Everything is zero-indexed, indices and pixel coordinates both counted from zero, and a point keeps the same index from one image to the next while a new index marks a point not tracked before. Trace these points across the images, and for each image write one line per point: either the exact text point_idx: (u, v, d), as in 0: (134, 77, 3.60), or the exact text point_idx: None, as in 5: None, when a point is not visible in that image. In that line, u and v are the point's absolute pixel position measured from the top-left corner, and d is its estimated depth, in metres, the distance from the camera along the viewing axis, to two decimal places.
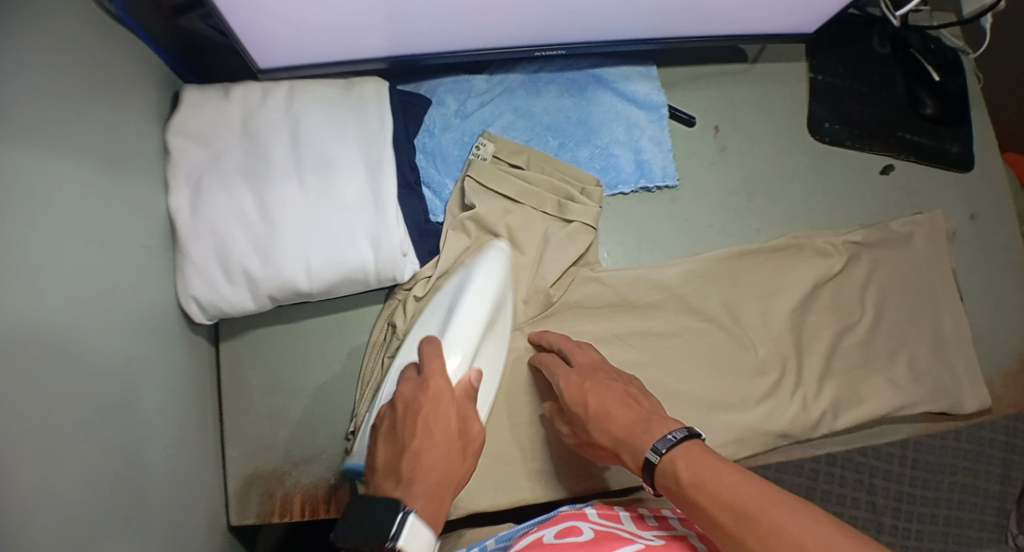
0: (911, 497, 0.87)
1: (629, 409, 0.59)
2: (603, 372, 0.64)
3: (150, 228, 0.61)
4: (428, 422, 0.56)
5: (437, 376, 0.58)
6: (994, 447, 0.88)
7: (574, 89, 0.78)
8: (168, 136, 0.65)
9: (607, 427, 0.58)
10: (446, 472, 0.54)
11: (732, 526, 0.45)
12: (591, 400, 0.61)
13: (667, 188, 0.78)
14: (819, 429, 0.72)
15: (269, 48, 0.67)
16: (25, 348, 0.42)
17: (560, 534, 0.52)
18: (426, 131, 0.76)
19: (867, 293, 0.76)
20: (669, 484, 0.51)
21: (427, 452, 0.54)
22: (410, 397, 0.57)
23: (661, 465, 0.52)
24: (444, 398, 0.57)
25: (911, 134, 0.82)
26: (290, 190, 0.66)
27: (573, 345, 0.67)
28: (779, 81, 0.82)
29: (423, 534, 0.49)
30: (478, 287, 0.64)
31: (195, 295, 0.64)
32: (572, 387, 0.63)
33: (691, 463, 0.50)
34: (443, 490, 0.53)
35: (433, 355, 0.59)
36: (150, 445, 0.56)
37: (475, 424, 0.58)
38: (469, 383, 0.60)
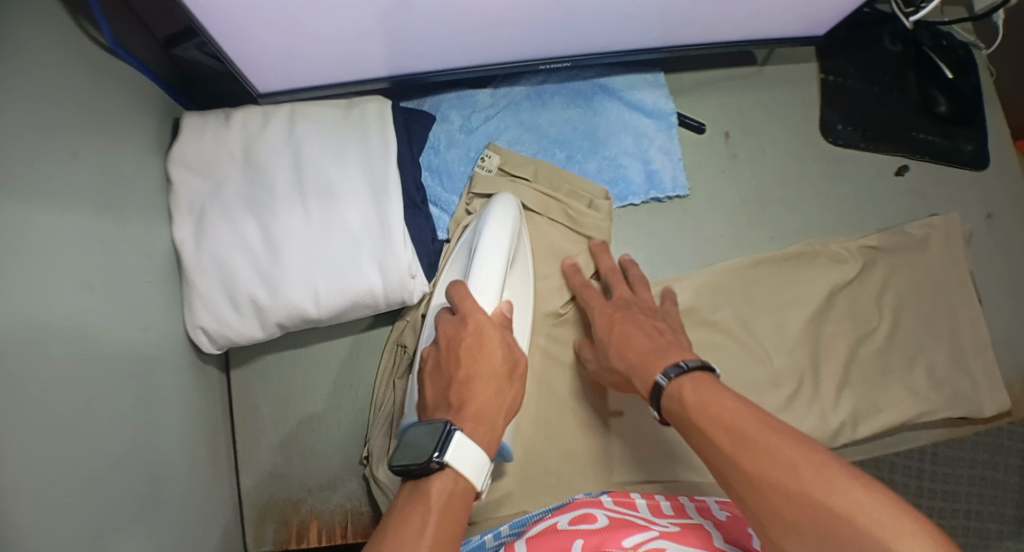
0: (932, 492, 0.85)
1: (654, 337, 0.60)
2: (637, 307, 0.65)
3: (153, 262, 0.60)
4: (472, 354, 0.55)
5: (474, 311, 0.57)
6: (1012, 441, 0.88)
7: (580, 100, 0.76)
8: (170, 168, 0.64)
9: (625, 353, 0.60)
10: (491, 402, 0.53)
11: (727, 445, 0.47)
12: (616, 329, 0.62)
13: (678, 198, 0.77)
14: (838, 439, 0.71)
15: (267, 72, 0.66)
16: (30, 405, 0.41)
17: (574, 521, 0.55)
18: (431, 148, 0.74)
19: (883, 300, 0.75)
20: (673, 408, 0.53)
21: (471, 381, 0.54)
22: (452, 333, 0.56)
23: (667, 389, 0.54)
24: (488, 329, 0.56)
25: (925, 134, 0.81)
26: (294, 214, 0.65)
27: (622, 281, 0.68)
28: (789, 84, 0.81)
29: (471, 451, 0.49)
30: (495, 228, 0.63)
31: (202, 325, 0.64)
32: (601, 316, 0.65)
33: (696, 388, 0.52)
34: (493, 415, 0.53)
35: (463, 294, 0.58)
36: (161, 485, 0.55)
37: (518, 351, 0.57)
38: (503, 314, 0.59)
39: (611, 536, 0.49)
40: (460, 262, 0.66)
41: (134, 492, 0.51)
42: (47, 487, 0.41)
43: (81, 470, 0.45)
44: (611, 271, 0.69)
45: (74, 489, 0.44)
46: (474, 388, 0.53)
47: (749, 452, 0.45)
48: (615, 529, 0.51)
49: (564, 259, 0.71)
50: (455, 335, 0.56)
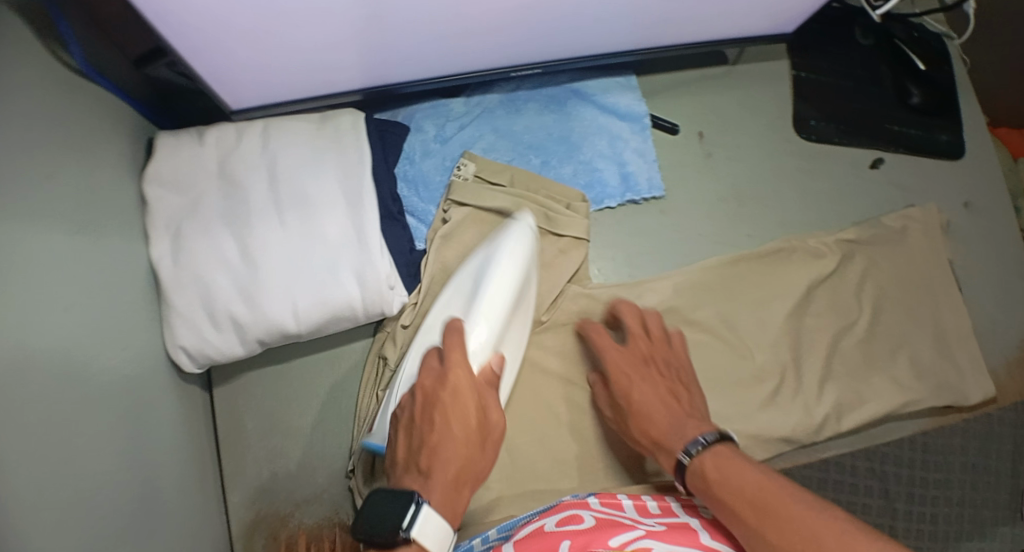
0: (925, 481, 0.85)
1: (671, 409, 0.62)
2: (655, 364, 0.66)
3: (131, 282, 0.60)
4: (445, 414, 0.55)
5: (457, 366, 0.58)
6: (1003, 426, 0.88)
7: (553, 105, 0.77)
8: (145, 186, 0.64)
9: (647, 427, 0.62)
10: (461, 468, 0.54)
11: (752, 516, 0.49)
12: (636, 396, 0.64)
13: (654, 199, 0.77)
14: (822, 432, 0.71)
15: (240, 90, 0.66)
16: (20, 428, 0.41)
17: (561, 522, 0.55)
18: (407, 158, 0.75)
19: (863, 292, 0.75)
20: (695, 482, 0.55)
21: (442, 447, 0.54)
22: (429, 388, 0.57)
23: (690, 466, 0.56)
24: (466, 389, 0.57)
25: (899, 126, 0.81)
26: (272, 229, 0.65)
27: (641, 327, 0.68)
28: (762, 81, 0.81)
29: (437, 525, 0.49)
30: (501, 272, 0.63)
31: (183, 344, 0.64)
32: (620, 370, 0.65)
33: (717, 462, 0.55)
34: (460, 484, 0.54)
35: (454, 343, 0.59)
36: (149, 505, 0.55)
37: (494, 414, 0.58)
38: (492, 370, 0.60)
39: (598, 536, 0.49)
40: (457, 295, 0.66)
41: (121, 510, 0.51)
42: (39, 509, 0.41)
43: (69, 489, 0.45)
44: (632, 314, 0.69)
45: (63, 508, 0.44)
46: (445, 452, 0.54)
47: (777, 522, 0.48)
48: (602, 529, 0.51)
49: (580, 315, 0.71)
50: (432, 391, 0.57)
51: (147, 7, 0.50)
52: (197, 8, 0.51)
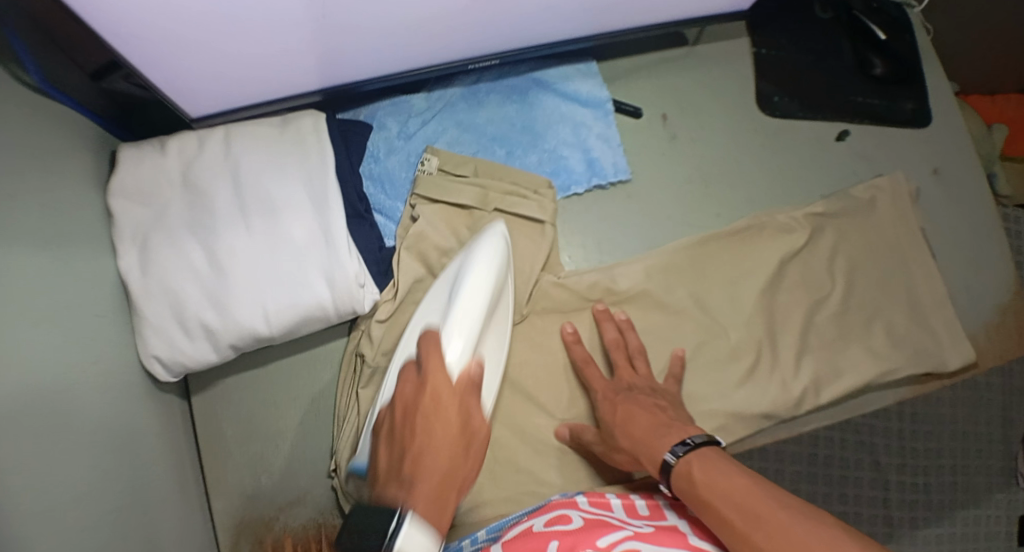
0: (879, 452, 1.01)
1: (654, 417, 0.61)
2: (639, 389, 0.66)
3: (101, 294, 0.61)
4: (427, 422, 0.55)
5: (436, 373, 0.57)
6: (942, 403, 1.04)
7: (515, 95, 0.77)
8: (109, 200, 0.64)
9: (627, 431, 0.61)
10: (446, 473, 0.54)
11: (741, 525, 0.48)
12: (619, 409, 0.63)
13: (621, 183, 0.77)
14: (802, 407, 0.71)
15: (198, 97, 0.66)
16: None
17: (549, 523, 0.55)
18: (371, 157, 0.75)
19: (835, 265, 0.75)
20: (682, 486, 0.54)
21: (426, 452, 0.53)
22: (410, 397, 0.57)
23: (676, 468, 0.55)
24: (447, 394, 0.57)
25: (862, 96, 0.81)
26: (238, 234, 0.65)
27: (624, 357, 0.69)
28: (722, 61, 0.81)
29: (422, 534, 0.49)
30: (476, 274, 0.63)
31: (155, 353, 0.64)
32: (604, 395, 0.66)
33: (704, 464, 0.54)
34: (447, 491, 0.53)
35: (431, 352, 0.58)
36: (128, 517, 0.55)
37: (476, 418, 0.57)
38: (470, 375, 0.59)
39: (586, 537, 0.50)
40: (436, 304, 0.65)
41: (101, 521, 0.51)
42: (17, 521, 0.41)
43: (48, 502, 0.45)
44: (614, 345, 0.69)
45: (42, 519, 0.44)
46: (429, 458, 0.53)
47: (765, 532, 0.47)
48: (591, 529, 0.52)
49: (564, 325, 0.70)
50: (412, 400, 0.57)
51: (96, 22, 0.50)
52: (142, 17, 0.51)
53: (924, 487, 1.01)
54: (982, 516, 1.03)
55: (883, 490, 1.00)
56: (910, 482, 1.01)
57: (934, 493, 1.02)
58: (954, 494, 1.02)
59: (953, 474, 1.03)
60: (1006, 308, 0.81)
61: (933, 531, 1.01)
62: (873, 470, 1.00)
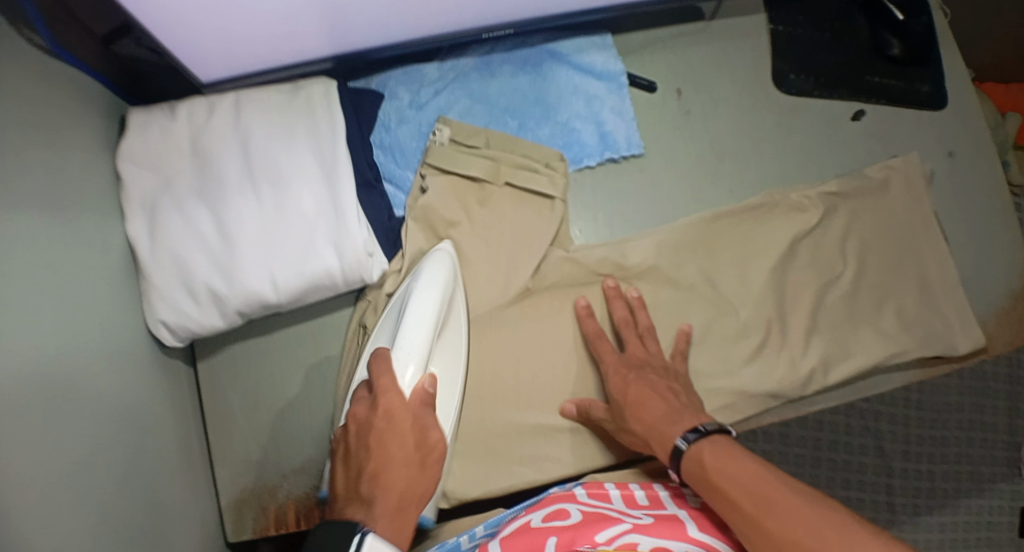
0: (883, 437, 1.09)
1: (667, 404, 0.61)
2: (651, 370, 0.66)
3: (108, 257, 0.60)
4: (381, 441, 0.55)
5: (388, 391, 0.57)
6: (949, 392, 1.11)
7: (528, 67, 0.76)
8: (118, 164, 0.63)
9: (640, 415, 0.61)
10: (405, 487, 0.54)
11: (753, 509, 0.49)
12: (631, 391, 0.63)
13: (633, 157, 0.76)
14: (810, 386, 0.71)
15: (208, 62, 0.65)
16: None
17: (546, 518, 0.55)
18: (382, 126, 0.74)
19: (847, 245, 0.75)
20: (691, 471, 0.55)
21: (382, 471, 0.54)
22: (363, 417, 0.57)
23: (687, 453, 0.56)
24: (403, 411, 0.57)
25: (879, 77, 0.80)
26: (248, 203, 0.64)
27: (634, 335, 0.68)
28: (738, 37, 0.80)
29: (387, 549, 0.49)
30: (424, 287, 0.62)
31: (163, 319, 0.64)
32: (614, 373, 0.65)
33: (714, 450, 0.55)
34: (406, 503, 0.53)
35: (382, 369, 0.57)
36: (131, 482, 0.55)
37: (433, 432, 0.58)
38: (425, 390, 0.59)
39: (584, 532, 0.50)
40: (387, 324, 0.64)
41: (103, 486, 0.51)
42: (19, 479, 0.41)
43: (52, 463, 0.45)
44: (624, 323, 0.69)
45: (44, 480, 0.44)
46: (385, 478, 0.53)
47: (776, 515, 0.48)
48: (588, 524, 0.52)
49: (576, 299, 0.69)
50: (368, 418, 0.56)
51: None
52: None
53: (927, 474, 1.09)
54: (988, 504, 1.09)
55: (885, 475, 1.08)
56: (914, 469, 1.09)
57: (936, 480, 1.09)
58: (959, 483, 1.10)
59: (959, 462, 1.10)
60: (1018, 295, 0.80)
61: (937, 519, 1.09)
62: (876, 455, 1.08)
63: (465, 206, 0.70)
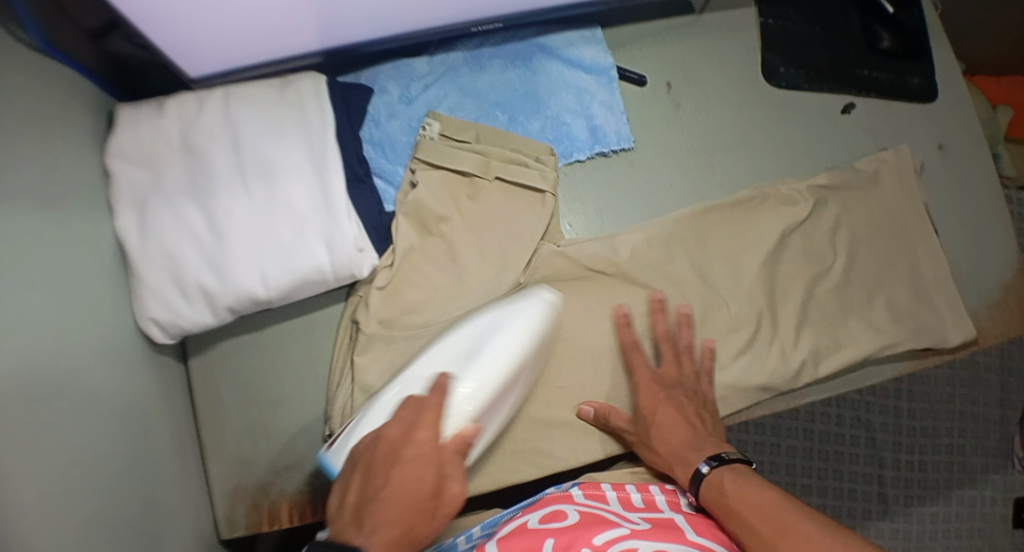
0: (875, 428, 1.09)
1: (693, 432, 0.64)
2: (681, 389, 0.68)
3: (98, 254, 0.60)
4: (401, 467, 0.54)
5: (427, 426, 0.56)
6: (940, 383, 1.12)
7: (518, 61, 0.76)
8: (107, 160, 0.63)
9: (666, 438, 0.64)
10: (405, 527, 0.52)
11: (768, 533, 0.52)
12: (659, 412, 0.66)
13: (623, 151, 0.76)
14: (801, 379, 0.71)
15: (197, 58, 0.65)
16: None
17: (544, 519, 0.56)
18: (372, 121, 0.74)
19: (837, 237, 0.75)
20: (710, 496, 0.58)
21: (389, 502, 0.52)
22: (393, 441, 0.56)
23: (707, 478, 0.59)
24: (429, 449, 0.55)
25: (869, 69, 0.81)
26: (237, 198, 0.64)
27: (672, 352, 0.69)
28: (728, 30, 0.80)
29: None
30: (507, 339, 0.64)
31: (153, 316, 0.63)
32: (645, 389, 0.67)
33: (734, 478, 0.58)
34: (399, 544, 0.51)
35: (431, 403, 0.57)
36: (123, 479, 0.55)
37: (452, 485, 0.55)
38: (464, 439, 0.57)
39: (582, 535, 0.51)
40: (455, 351, 0.65)
41: (96, 484, 0.51)
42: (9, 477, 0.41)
43: (45, 460, 0.45)
44: (664, 338, 0.69)
45: (37, 477, 0.44)
46: (389, 508, 0.52)
47: (791, 539, 0.51)
48: (587, 527, 0.53)
49: (616, 305, 0.69)
50: (397, 443, 0.55)
51: None
52: None
53: (919, 465, 1.10)
54: (979, 495, 1.11)
55: (877, 466, 1.09)
56: (906, 460, 1.10)
57: (928, 472, 1.10)
58: (950, 473, 1.11)
59: (950, 452, 1.11)
60: (1009, 286, 0.80)
61: (929, 509, 1.10)
62: (869, 446, 1.09)
63: (455, 200, 0.70)
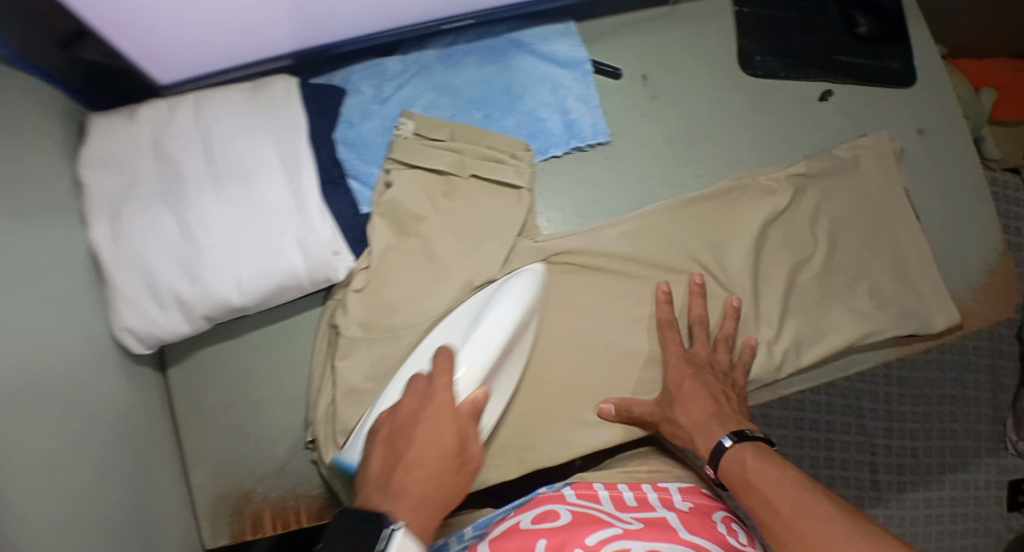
0: (866, 414, 1.09)
1: (717, 406, 0.63)
2: (710, 369, 0.67)
3: (71, 264, 0.59)
4: (423, 430, 0.54)
5: (443, 390, 0.56)
6: (930, 367, 1.13)
7: (492, 57, 0.75)
8: (78, 169, 0.62)
9: (690, 410, 0.63)
10: (436, 487, 0.51)
11: (785, 510, 0.50)
12: (686, 386, 0.65)
13: (600, 145, 0.75)
14: (784, 369, 0.71)
15: (165, 61, 0.64)
16: None
17: (537, 519, 0.55)
18: (345, 121, 0.73)
19: (818, 225, 0.75)
20: (731, 471, 0.57)
21: (418, 464, 0.52)
22: (412, 407, 0.56)
23: (729, 452, 0.58)
24: (448, 410, 0.55)
25: (846, 55, 0.80)
26: (210, 203, 0.63)
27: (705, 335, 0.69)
28: (703, 20, 0.80)
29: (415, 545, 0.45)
30: (503, 307, 0.64)
31: (128, 326, 0.62)
32: (674, 364, 0.67)
33: (756, 455, 0.57)
34: (434, 503, 0.51)
35: (443, 369, 0.57)
36: (104, 488, 0.54)
37: (473, 443, 0.56)
38: (475, 402, 0.58)
39: (574, 535, 0.51)
40: (461, 326, 0.65)
41: (76, 493, 0.50)
42: None
43: (23, 470, 0.44)
44: (698, 320, 0.69)
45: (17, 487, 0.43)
46: (418, 469, 0.51)
47: (805, 515, 0.49)
48: (579, 527, 0.52)
49: (659, 281, 0.70)
50: (416, 410, 0.55)
51: None
52: None
53: (912, 451, 1.10)
54: (973, 479, 1.11)
55: (869, 453, 1.09)
56: (898, 446, 1.10)
57: (922, 458, 1.10)
58: (943, 458, 1.11)
59: (943, 437, 1.11)
60: (994, 269, 0.80)
61: (923, 495, 1.09)
62: (860, 433, 1.09)
63: (429, 199, 0.70)
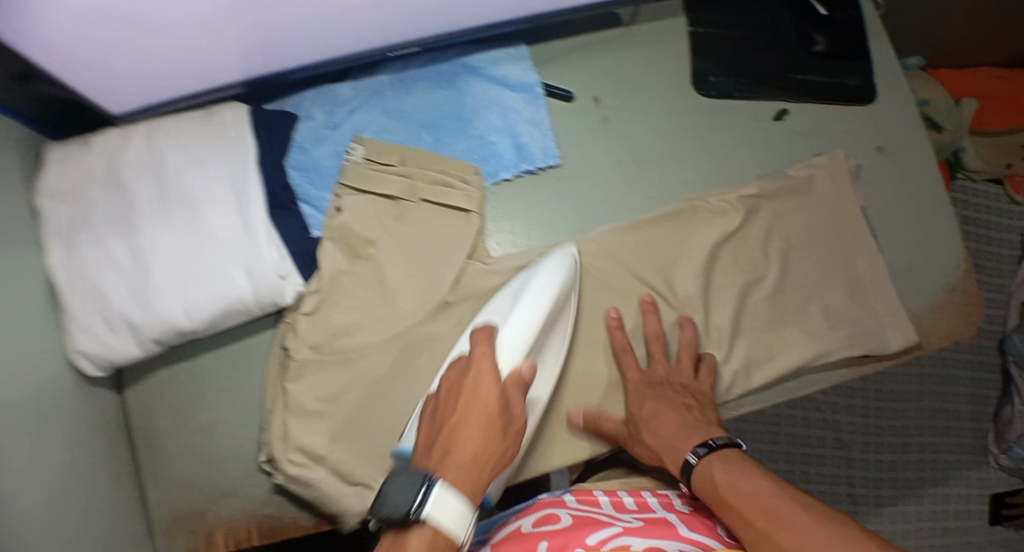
0: (841, 427, 1.09)
1: (680, 419, 0.64)
2: (670, 386, 0.68)
3: (28, 292, 0.60)
4: (466, 397, 0.56)
5: (483, 359, 0.58)
6: (908, 381, 1.12)
7: (443, 81, 0.76)
8: (37, 199, 0.64)
9: (654, 429, 0.64)
10: (481, 447, 0.53)
11: (765, 524, 0.50)
12: (646, 405, 0.66)
13: (551, 167, 0.76)
14: (732, 391, 0.71)
15: (118, 92, 0.65)
16: None
17: (537, 523, 0.56)
18: (298, 148, 0.74)
19: (771, 245, 0.75)
20: (703, 486, 0.57)
21: (462, 427, 0.54)
22: (454, 381, 0.58)
23: (698, 467, 0.58)
24: (488, 380, 0.57)
25: (802, 74, 0.80)
26: (162, 230, 0.64)
27: (659, 353, 0.70)
28: (657, 40, 0.80)
29: (456, 503, 0.49)
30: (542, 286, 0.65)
31: (82, 350, 0.63)
32: (634, 390, 0.68)
33: (725, 466, 0.57)
34: (480, 464, 0.53)
35: (483, 340, 0.60)
36: (68, 507, 0.56)
37: (516, 408, 0.57)
38: (521, 377, 0.59)
39: (575, 536, 0.51)
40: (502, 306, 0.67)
41: (48, 512, 0.52)
42: None
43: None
44: (655, 336, 0.70)
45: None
46: (462, 431, 0.53)
47: (785, 530, 0.49)
48: (580, 528, 0.52)
49: (608, 309, 0.70)
50: (457, 383, 0.58)
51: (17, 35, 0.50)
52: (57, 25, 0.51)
53: (891, 465, 1.09)
54: (954, 493, 1.10)
55: (846, 466, 1.08)
56: (877, 459, 1.09)
57: (901, 471, 1.10)
58: (923, 471, 1.10)
59: (922, 450, 1.11)
60: (955, 287, 0.79)
61: (901, 509, 1.09)
62: (837, 446, 1.08)
63: (381, 224, 0.71)
